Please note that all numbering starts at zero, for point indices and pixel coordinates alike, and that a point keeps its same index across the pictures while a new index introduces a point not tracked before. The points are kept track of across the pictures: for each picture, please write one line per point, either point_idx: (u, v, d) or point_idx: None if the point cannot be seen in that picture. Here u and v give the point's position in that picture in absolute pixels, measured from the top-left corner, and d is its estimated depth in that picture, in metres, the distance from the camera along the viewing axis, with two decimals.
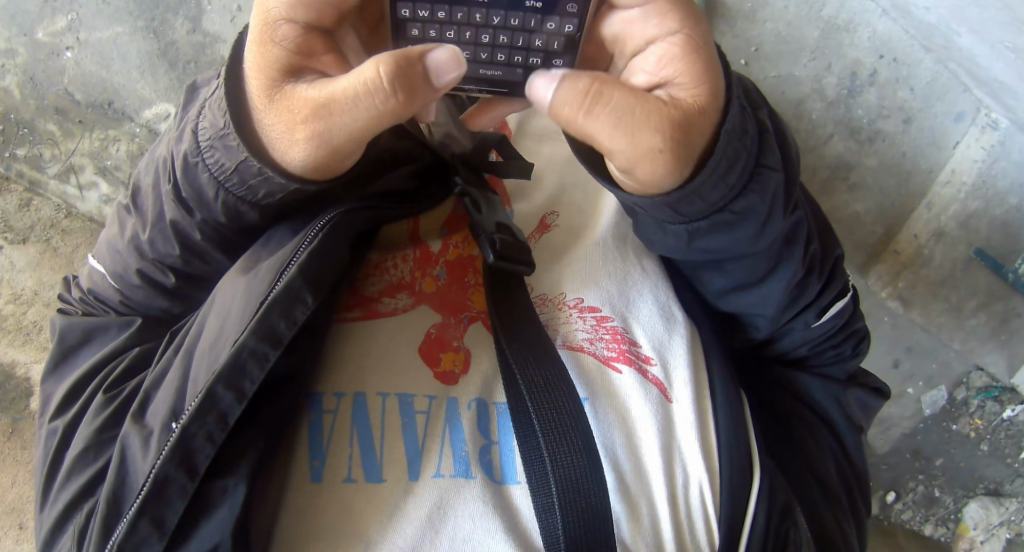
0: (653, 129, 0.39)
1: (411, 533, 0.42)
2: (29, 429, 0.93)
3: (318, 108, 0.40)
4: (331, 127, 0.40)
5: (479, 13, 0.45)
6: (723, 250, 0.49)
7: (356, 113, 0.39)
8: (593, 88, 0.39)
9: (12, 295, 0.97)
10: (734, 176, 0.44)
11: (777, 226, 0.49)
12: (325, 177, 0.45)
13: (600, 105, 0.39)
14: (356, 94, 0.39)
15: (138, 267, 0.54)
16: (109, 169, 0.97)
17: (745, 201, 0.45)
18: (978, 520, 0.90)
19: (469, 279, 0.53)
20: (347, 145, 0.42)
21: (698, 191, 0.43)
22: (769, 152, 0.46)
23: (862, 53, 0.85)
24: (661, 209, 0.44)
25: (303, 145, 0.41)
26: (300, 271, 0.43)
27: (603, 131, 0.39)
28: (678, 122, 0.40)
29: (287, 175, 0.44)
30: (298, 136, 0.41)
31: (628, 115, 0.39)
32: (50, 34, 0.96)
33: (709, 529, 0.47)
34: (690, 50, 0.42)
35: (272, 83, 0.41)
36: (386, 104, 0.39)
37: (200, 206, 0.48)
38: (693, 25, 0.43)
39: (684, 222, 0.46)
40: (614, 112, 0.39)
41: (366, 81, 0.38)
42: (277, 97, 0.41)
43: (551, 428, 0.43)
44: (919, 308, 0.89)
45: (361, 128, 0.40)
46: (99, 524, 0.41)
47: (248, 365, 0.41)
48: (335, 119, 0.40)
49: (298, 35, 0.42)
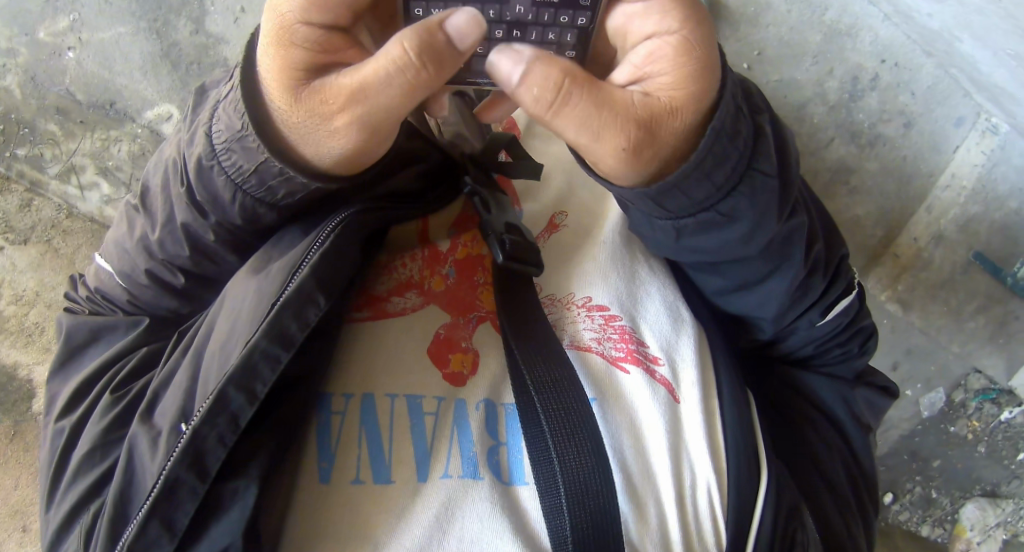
0: (618, 129, 0.40)
1: (420, 535, 0.42)
2: (31, 431, 0.92)
3: (351, 94, 0.40)
4: (365, 109, 0.40)
5: (493, 8, 0.45)
6: (712, 251, 0.50)
7: (388, 91, 0.40)
8: (563, 86, 0.39)
9: (12, 297, 0.97)
10: (721, 175, 0.44)
11: (768, 229, 0.49)
12: (359, 163, 0.45)
13: (568, 104, 0.39)
14: (386, 74, 0.39)
15: (147, 267, 0.54)
16: (111, 170, 0.97)
17: (731, 202, 0.46)
18: (975, 521, 0.91)
19: (478, 279, 0.53)
20: (383, 125, 0.42)
21: (679, 186, 0.43)
22: (761, 154, 0.46)
23: (864, 58, 0.85)
24: (644, 202, 0.45)
25: (341, 132, 0.42)
26: (311, 271, 0.43)
27: (568, 126, 0.40)
28: (645, 125, 0.40)
29: (317, 171, 0.45)
30: (333, 125, 0.41)
31: (593, 116, 0.40)
32: (52, 34, 0.95)
33: (716, 530, 0.47)
34: (682, 51, 0.42)
35: (297, 82, 0.42)
36: (419, 76, 0.39)
37: (216, 208, 0.48)
38: (696, 23, 0.42)
39: (670, 217, 0.46)
40: (578, 112, 0.40)
41: (393, 61, 0.38)
42: (303, 96, 0.41)
43: (560, 428, 0.43)
44: (918, 310, 0.90)
45: (397, 105, 0.41)
46: (108, 525, 0.41)
47: (259, 367, 0.41)
48: (369, 101, 0.40)
49: (317, 34, 0.41)
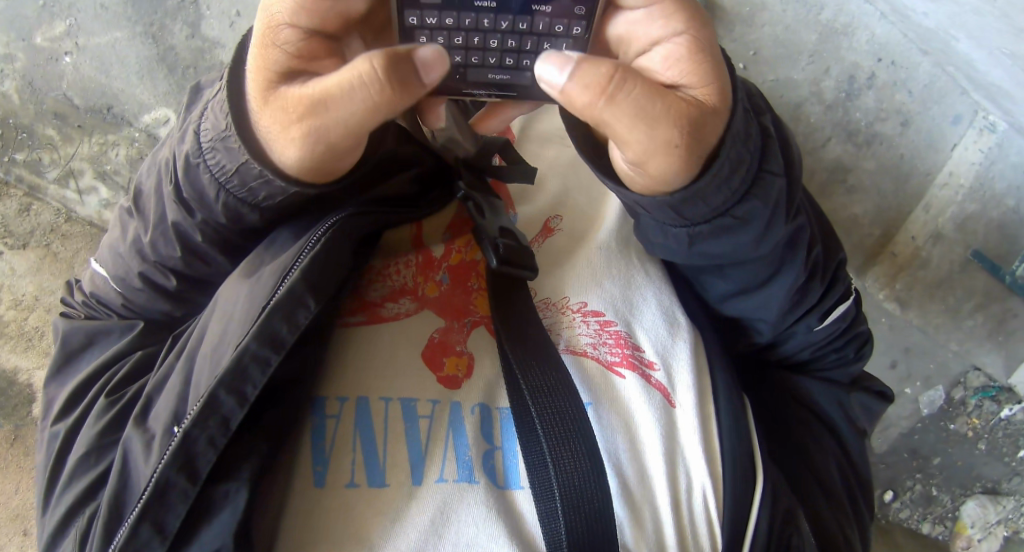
0: (673, 121, 0.39)
1: (414, 538, 0.43)
2: (32, 435, 0.93)
3: (314, 108, 0.40)
4: (326, 123, 0.40)
5: (487, 18, 0.46)
6: (724, 255, 0.49)
7: (348, 106, 0.40)
8: (616, 75, 0.38)
9: (12, 301, 0.97)
10: (738, 179, 0.44)
11: (779, 229, 0.49)
12: (323, 175, 0.45)
13: (622, 93, 0.38)
14: (348, 89, 0.39)
15: (140, 270, 0.54)
16: (109, 174, 0.97)
17: (746, 206, 0.46)
18: (976, 518, 0.91)
19: (472, 284, 0.53)
20: (342, 141, 0.42)
21: (701, 194, 0.43)
22: (772, 155, 0.47)
23: (860, 57, 0.85)
24: (662, 210, 0.44)
25: (298, 141, 0.41)
26: (303, 276, 0.43)
27: (622, 120, 0.39)
28: (693, 118, 0.40)
29: (284, 176, 0.44)
30: (293, 132, 0.41)
31: (647, 108, 0.39)
32: (48, 39, 0.96)
33: (711, 533, 0.47)
34: (694, 51, 0.42)
35: (271, 85, 0.42)
36: (381, 95, 0.39)
37: (202, 207, 0.48)
38: (700, 26, 0.43)
39: (686, 224, 0.46)
40: (633, 103, 0.38)
41: (358, 75, 0.39)
42: (273, 97, 0.42)
43: (555, 432, 0.43)
44: (917, 309, 0.90)
45: (356, 122, 0.40)
46: (101, 528, 0.41)
47: (249, 369, 0.41)
48: (330, 114, 0.40)
49: (300, 39, 0.42)
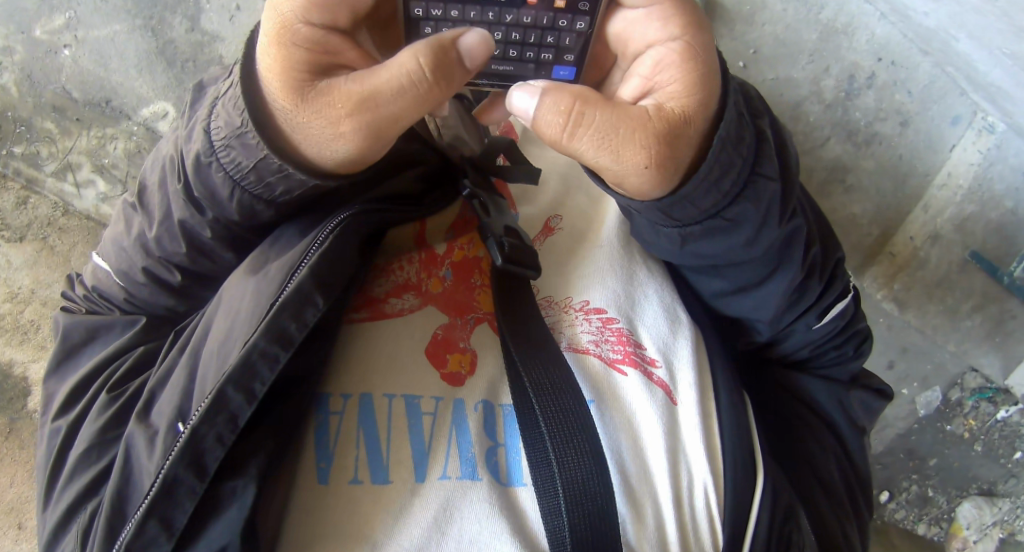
0: (636, 147, 0.40)
1: (418, 534, 0.42)
2: (28, 429, 0.92)
3: (361, 101, 0.41)
4: (375, 117, 0.41)
5: (493, 11, 0.45)
6: (718, 255, 0.49)
7: (398, 102, 0.41)
8: (575, 108, 0.40)
9: (9, 294, 0.96)
10: (729, 181, 0.44)
11: (772, 232, 0.49)
12: (351, 166, 0.45)
13: (583, 126, 0.40)
14: (401, 83, 0.40)
15: (143, 265, 0.54)
16: (107, 168, 0.97)
17: (738, 208, 0.46)
18: (972, 519, 0.91)
19: (475, 280, 0.53)
20: (386, 136, 0.43)
21: (689, 197, 0.43)
22: (765, 159, 0.46)
23: (860, 56, 0.85)
24: (654, 213, 0.44)
25: (348, 136, 0.42)
26: (310, 273, 0.43)
27: (589, 146, 0.40)
28: (668, 140, 0.40)
29: (308, 171, 0.44)
30: (343, 128, 0.41)
31: (612, 134, 0.40)
32: (47, 32, 0.95)
33: (712, 530, 0.47)
34: (686, 58, 0.42)
35: (297, 83, 0.41)
36: (433, 88, 0.41)
37: (214, 204, 0.48)
38: (697, 30, 0.43)
39: (677, 225, 0.46)
40: (599, 128, 0.40)
41: (411, 71, 0.40)
42: (307, 95, 0.41)
43: (558, 430, 0.43)
44: (915, 309, 0.90)
45: (404, 117, 0.42)
46: (105, 525, 0.41)
47: (258, 365, 0.41)
48: (378, 110, 0.41)
49: (317, 35, 0.41)
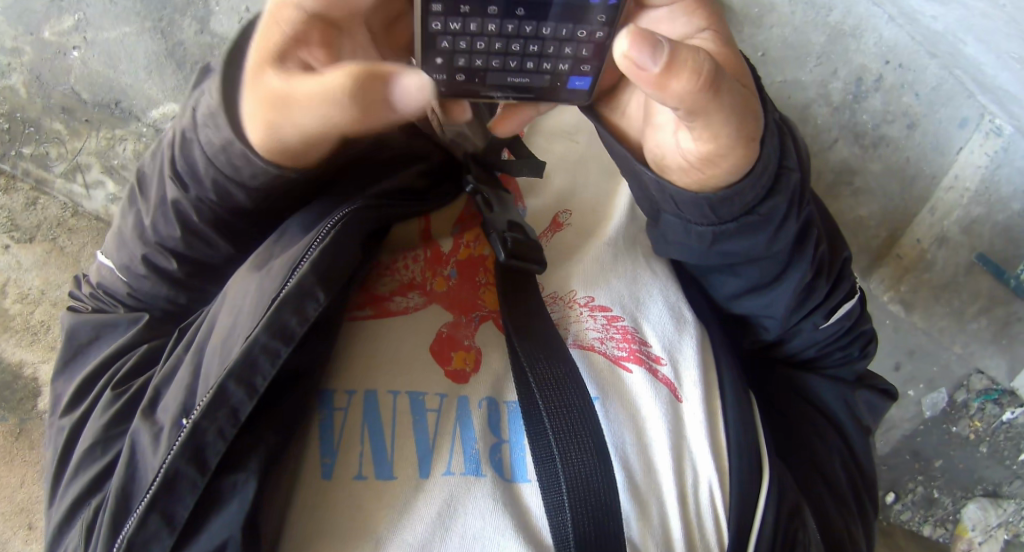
0: (747, 118, 0.40)
1: (420, 530, 0.43)
2: (38, 429, 0.93)
3: (288, 101, 0.40)
4: (299, 120, 0.41)
5: (510, 25, 0.45)
6: (742, 253, 0.50)
7: (317, 109, 0.40)
8: (718, 69, 0.36)
9: (20, 295, 0.97)
10: (767, 176, 0.44)
11: (792, 226, 0.49)
12: (297, 160, 0.45)
13: (724, 86, 0.37)
14: (327, 97, 0.39)
15: (143, 253, 0.54)
16: (117, 169, 0.97)
17: (770, 203, 0.46)
18: (977, 521, 0.91)
19: (480, 278, 0.54)
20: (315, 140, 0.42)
21: (739, 193, 0.44)
22: (789, 154, 0.46)
23: (868, 59, 0.86)
24: (699, 207, 0.45)
25: (274, 130, 0.42)
26: (312, 268, 0.43)
27: (720, 112, 0.38)
28: (755, 111, 0.41)
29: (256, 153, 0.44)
30: (269, 119, 0.42)
31: (737, 101, 0.39)
32: (57, 34, 0.96)
33: (718, 528, 0.48)
34: (723, 47, 0.44)
35: (260, 64, 0.42)
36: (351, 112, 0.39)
37: (195, 183, 0.48)
38: (720, 23, 0.45)
39: (712, 223, 0.47)
40: (729, 96, 0.38)
41: (336, 87, 0.39)
42: (259, 78, 0.42)
43: (562, 427, 0.43)
44: (921, 310, 0.90)
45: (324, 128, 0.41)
46: (109, 522, 0.41)
47: (259, 359, 0.41)
48: (303, 113, 0.40)
49: (302, 23, 0.42)
